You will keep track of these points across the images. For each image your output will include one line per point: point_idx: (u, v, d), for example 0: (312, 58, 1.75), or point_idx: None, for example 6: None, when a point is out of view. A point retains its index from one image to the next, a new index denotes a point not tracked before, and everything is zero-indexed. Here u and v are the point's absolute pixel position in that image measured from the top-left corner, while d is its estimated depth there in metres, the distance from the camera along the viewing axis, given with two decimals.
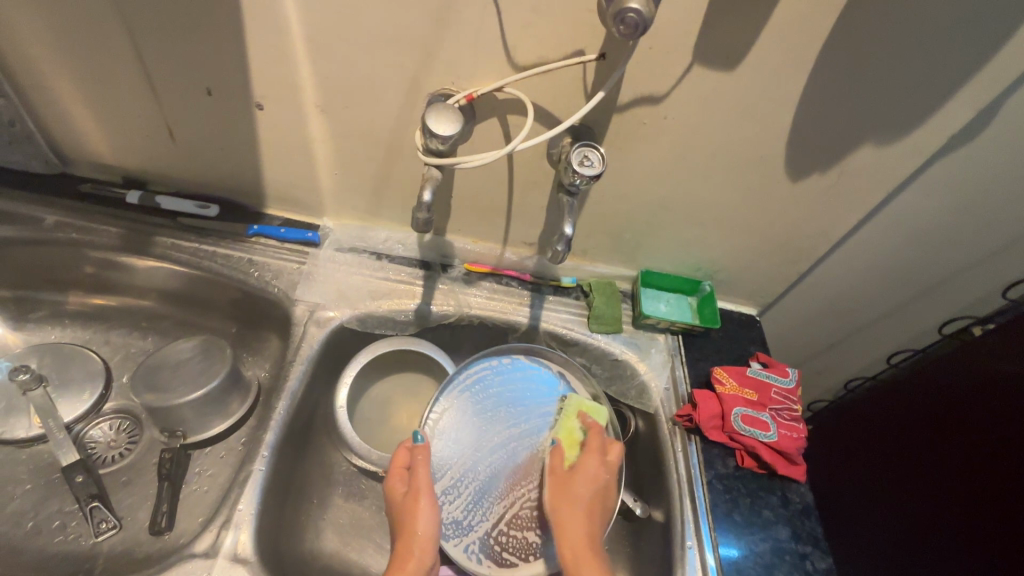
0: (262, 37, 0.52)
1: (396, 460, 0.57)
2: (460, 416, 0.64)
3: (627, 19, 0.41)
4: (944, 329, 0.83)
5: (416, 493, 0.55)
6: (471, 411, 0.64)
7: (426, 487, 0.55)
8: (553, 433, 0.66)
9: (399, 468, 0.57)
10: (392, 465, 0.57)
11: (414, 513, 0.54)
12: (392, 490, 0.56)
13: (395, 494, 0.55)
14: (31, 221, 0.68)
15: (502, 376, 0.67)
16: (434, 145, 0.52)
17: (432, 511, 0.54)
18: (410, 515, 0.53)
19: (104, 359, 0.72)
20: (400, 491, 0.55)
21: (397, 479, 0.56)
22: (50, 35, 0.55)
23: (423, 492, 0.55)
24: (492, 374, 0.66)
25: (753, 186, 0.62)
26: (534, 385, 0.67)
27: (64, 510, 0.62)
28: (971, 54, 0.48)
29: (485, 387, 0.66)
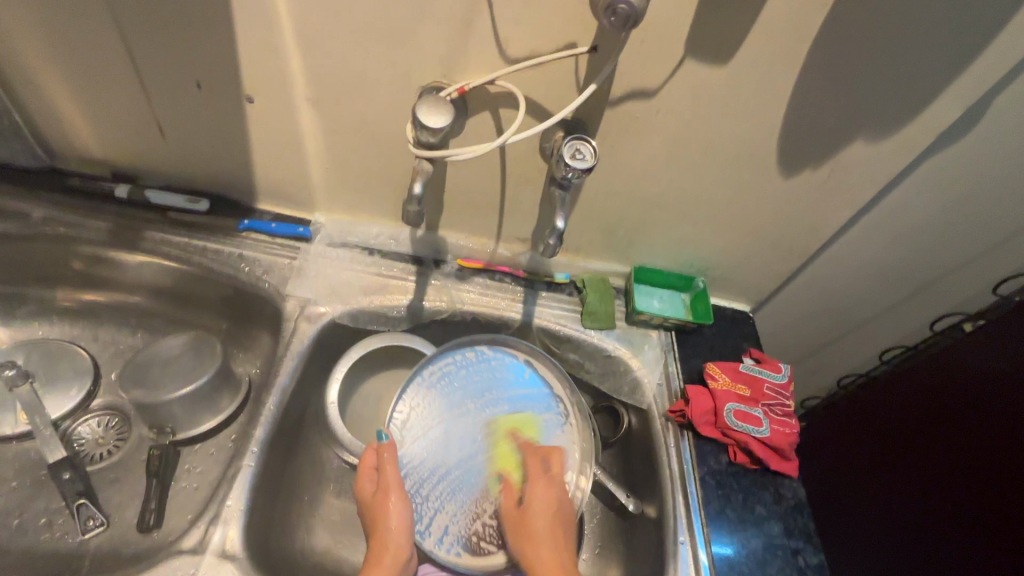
0: (251, 29, 0.52)
1: (363, 460, 0.58)
2: (425, 412, 0.62)
3: (618, 11, 0.41)
4: (935, 325, 0.83)
5: (387, 490, 0.56)
6: (437, 406, 0.63)
7: (394, 483, 0.56)
8: (521, 421, 0.64)
9: (368, 468, 0.57)
10: (360, 464, 0.58)
11: (385, 509, 0.55)
12: (359, 489, 0.57)
13: (365, 492, 0.56)
14: (18, 216, 0.67)
15: (466, 367, 0.65)
16: (425, 138, 0.51)
17: (403, 506, 0.55)
18: (381, 508, 0.55)
19: (93, 355, 0.72)
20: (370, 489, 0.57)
21: (367, 477, 0.57)
22: (36, 26, 0.54)
23: (392, 488, 0.56)
24: (455, 366, 0.65)
25: (745, 182, 0.62)
26: (501, 376, 0.65)
27: (51, 508, 0.61)
28: (961, 49, 0.49)
29: (449, 381, 0.64)
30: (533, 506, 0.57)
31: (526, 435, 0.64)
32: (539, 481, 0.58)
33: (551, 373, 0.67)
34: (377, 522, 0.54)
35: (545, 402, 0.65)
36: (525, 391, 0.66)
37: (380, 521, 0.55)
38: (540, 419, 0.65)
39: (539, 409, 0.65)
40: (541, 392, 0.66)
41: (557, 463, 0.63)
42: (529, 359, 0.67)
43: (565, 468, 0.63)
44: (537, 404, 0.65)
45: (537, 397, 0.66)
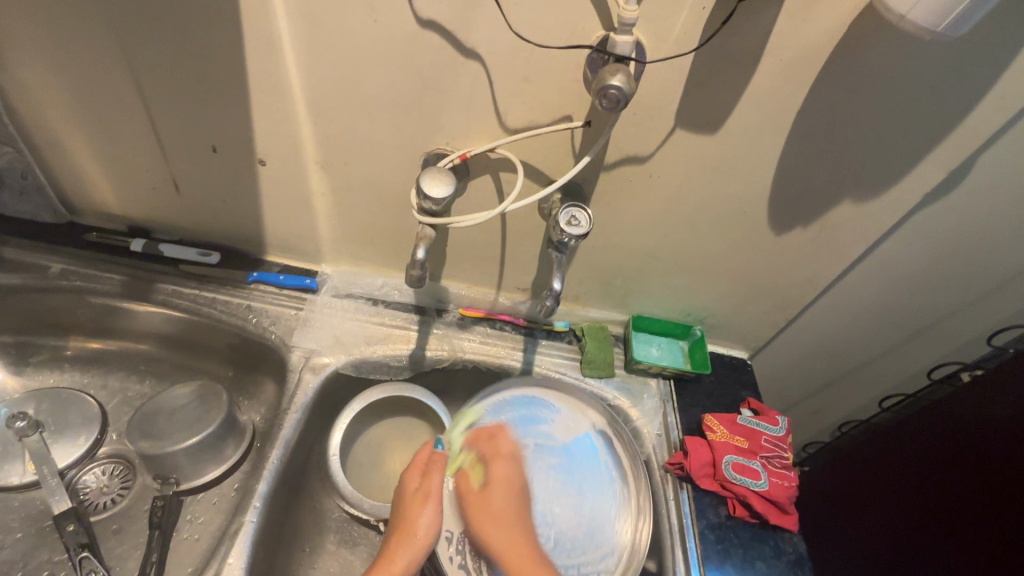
0: (267, 100, 0.55)
1: (418, 456, 0.62)
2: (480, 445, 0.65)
3: (609, 94, 0.44)
4: (932, 374, 0.84)
5: (424, 498, 0.59)
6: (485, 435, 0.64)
7: (438, 493, 0.59)
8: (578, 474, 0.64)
9: (419, 467, 0.61)
10: (412, 461, 0.62)
11: (416, 519, 0.58)
12: (405, 480, 0.60)
13: (410, 485, 0.60)
14: (36, 269, 0.69)
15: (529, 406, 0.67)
16: (428, 206, 0.54)
17: (435, 519, 0.58)
18: (414, 517, 0.58)
19: (101, 403, 0.73)
20: (414, 486, 0.60)
21: (415, 474, 0.61)
22: (68, 96, 0.58)
23: (430, 499, 0.59)
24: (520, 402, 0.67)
25: (738, 238, 0.64)
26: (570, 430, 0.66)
27: (55, 559, 0.62)
28: (936, 122, 0.51)
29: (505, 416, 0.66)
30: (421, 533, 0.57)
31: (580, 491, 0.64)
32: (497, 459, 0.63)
33: (615, 438, 0.67)
34: (405, 522, 0.58)
35: (607, 469, 0.65)
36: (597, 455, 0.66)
37: (406, 523, 0.58)
38: (598, 472, 0.65)
39: (603, 460, 0.66)
40: (603, 456, 0.66)
41: (611, 507, 0.63)
42: (592, 418, 0.68)
43: (620, 509, 0.63)
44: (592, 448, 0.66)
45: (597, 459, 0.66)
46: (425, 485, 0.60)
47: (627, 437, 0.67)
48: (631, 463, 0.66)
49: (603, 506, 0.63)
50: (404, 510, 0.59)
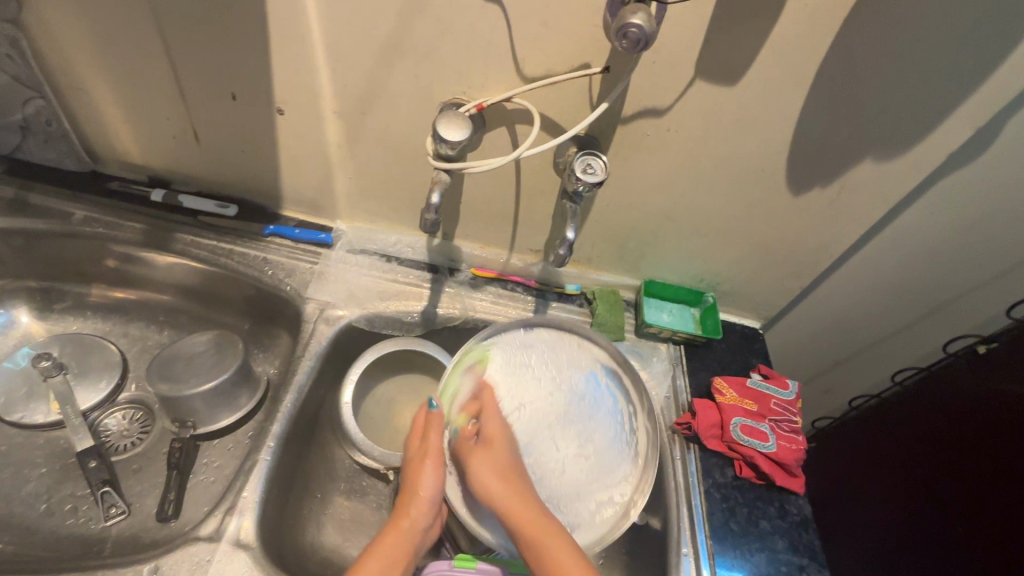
0: (286, 45, 0.55)
1: (415, 424, 0.60)
2: (510, 384, 0.64)
3: (629, 34, 0.43)
4: (948, 347, 0.81)
5: (427, 456, 0.57)
6: (505, 390, 0.63)
7: (437, 450, 0.57)
8: (586, 401, 0.64)
9: (418, 430, 0.60)
10: (410, 428, 0.61)
11: (420, 476, 0.56)
12: (408, 445, 0.59)
13: (410, 453, 0.59)
14: (61, 215, 0.71)
15: (533, 351, 0.65)
16: (444, 150, 0.54)
17: (437, 475, 0.57)
18: (414, 479, 0.56)
19: (122, 350, 0.75)
20: (417, 448, 0.59)
21: (414, 437, 0.60)
22: (91, 40, 0.59)
23: (430, 457, 0.57)
24: (543, 349, 0.66)
25: (755, 198, 0.63)
26: (581, 377, 0.65)
27: (77, 494, 0.64)
28: (966, 74, 0.50)
29: (516, 361, 0.65)
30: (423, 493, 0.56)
31: (586, 419, 0.63)
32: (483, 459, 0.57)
33: (625, 376, 0.66)
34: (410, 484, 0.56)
35: (611, 401, 0.65)
36: (606, 393, 0.65)
37: (410, 486, 0.56)
38: (602, 399, 0.64)
39: (608, 400, 0.65)
40: (608, 395, 0.65)
41: (620, 464, 0.62)
42: (592, 361, 0.66)
43: (628, 457, 0.63)
44: (606, 407, 0.64)
45: (602, 392, 0.65)
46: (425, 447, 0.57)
47: (635, 375, 0.66)
48: (642, 411, 0.64)
49: (614, 449, 0.62)
50: (408, 472, 0.57)
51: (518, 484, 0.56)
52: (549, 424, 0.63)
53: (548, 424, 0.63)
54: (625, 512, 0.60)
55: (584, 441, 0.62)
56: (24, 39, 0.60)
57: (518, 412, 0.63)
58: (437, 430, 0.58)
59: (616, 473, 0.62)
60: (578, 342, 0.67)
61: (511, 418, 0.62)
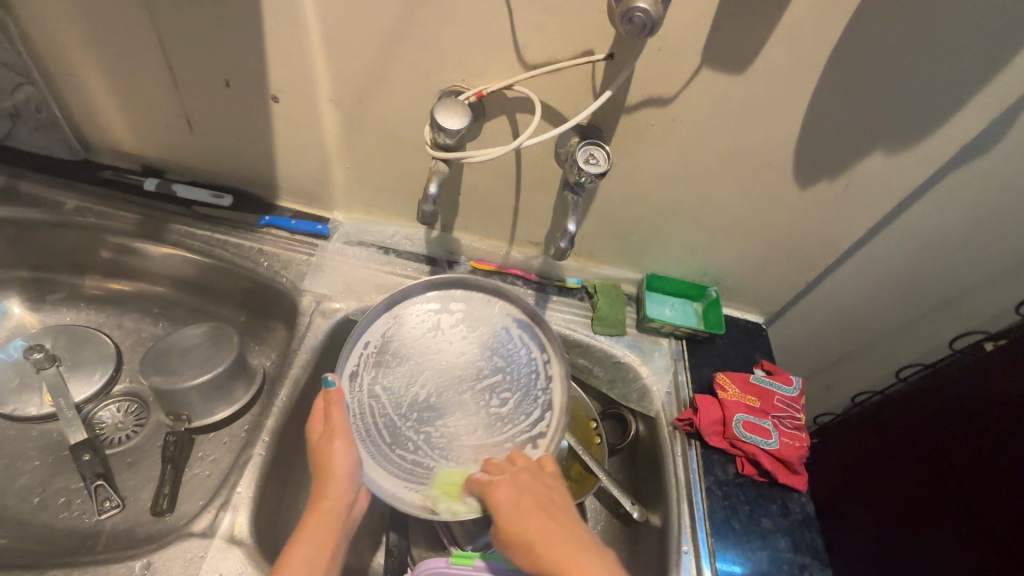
0: (280, 30, 0.54)
1: (314, 404, 0.54)
2: (422, 342, 0.62)
3: (635, 18, 0.42)
4: (954, 344, 0.80)
5: (331, 432, 0.52)
6: (410, 347, 0.61)
7: (342, 425, 0.52)
8: (500, 356, 0.62)
9: (319, 407, 0.54)
10: (314, 407, 0.55)
11: (329, 453, 0.51)
12: (311, 426, 0.54)
13: (313, 434, 0.53)
14: (53, 205, 0.70)
15: (447, 313, 0.63)
16: (443, 140, 0.53)
17: (351, 447, 0.52)
18: (325, 450, 0.51)
19: (117, 342, 0.74)
20: (320, 427, 0.53)
21: (318, 417, 0.54)
22: (80, 24, 0.57)
23: (339, 431, 0.52)
24: (428, 313, 0.63)
25: (761, 191, 0.62)
26: (494, 347, 0.62)
27: (70, 487, 0.63)
28: (983, 63, 0.48)
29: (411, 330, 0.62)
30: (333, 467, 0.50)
31: (500, 368, 0.61)
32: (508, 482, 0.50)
33: (540, 331, 0.63)
34: (320, 459, 0.51)
35: (510, 360, 0.62)
36: (523, 359, 0.62)
37: (323, 464, 0.51)
38: (504, 355, 0.62)
39: (522, 351, 0.63)
40: (517, 350, 0.63)
41: (532, 415, 0.59)
42: (490, 305, 0.65)
43: (535, 408, 0.60)
44: (513, 357, 0.62)
45: (511, 347, 0.63)
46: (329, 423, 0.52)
47: (550, 326, 0.63)
48: (558, 374, 0.62)
49: (524, 396, 0.60)
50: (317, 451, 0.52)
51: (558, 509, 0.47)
52: (461, 386, 0.60)
53: (442, 381, 0.60)
54: (520, 451, 0.57)
55: (496, 394, 0.60)
56: (11, 22, 0.59)
57: (409, 384, 0.60)
58: (338, 406, 0.53)
59: (526, 422, 0.59)
60: (464, 296, 0.65)
61: (421, 381, 0.60)
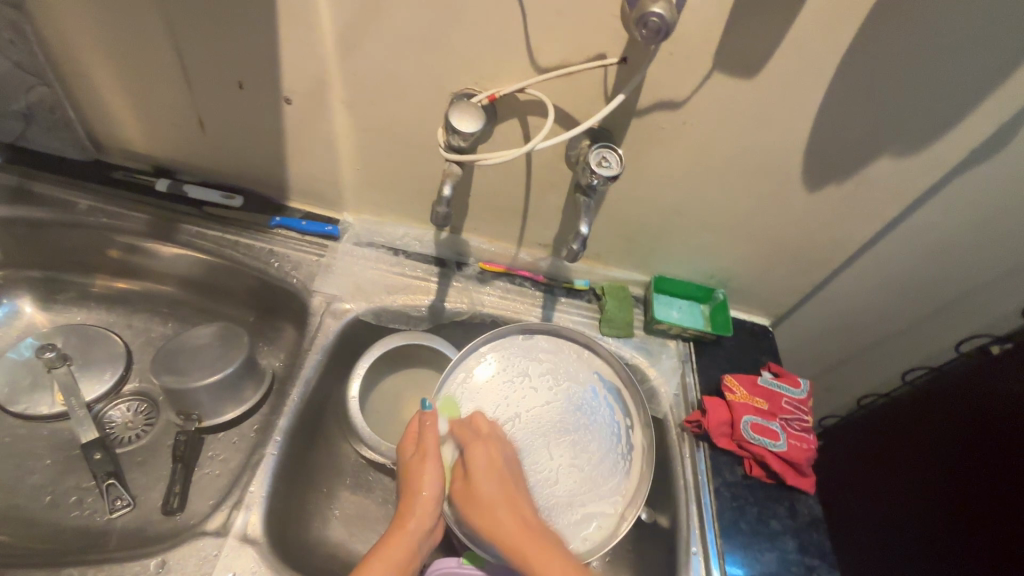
0: (294, 32, 0.54)
1: (408, 428, 0.58)
2: (500, 391, 0.62)
3: (650, 23, 0.42)
4: (960, 347, 0.81)
5: (423, 458, 0.55)
6: (499, 387, 0.62)
7: (434, 453, 0.55)
8: (581, 412, 0.63)
9: (412, 437, 0.58)
10: (404, 432, 0.58)
11: (418, 477, 0.54)
12: (403, 450, 0.57)
13: (405, 457, 0.57)
14: (65, 205, 0.70)
15: (535, 360, 0.64)
16: (456, 142, 0.53)
17: (437, 479, 0.54)
18: (415, 478, 0.54)
19: (126, 342, 0.74)
20: (410, 454, 0.56)
21: (408, 447, 0.57)
22: (95, 26, 0.58)
23: (428, 457, 0.55)
24: (519, 348, 0.65)
25: (770, 194, 0.62)
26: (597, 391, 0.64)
27: (81, 486, 0.63)
28: (993, 68, 0.49)
29: (515, 367, 0.64)
30: (420, 497, 0.53)
31: (584, 428, 0.62)
32: (477, 445, 0.55)
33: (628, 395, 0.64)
34: (408, 488, 0.54)
35: (610, 411, 0.63)
36: (615, 419, 0.63)
37: (410, 489, 0.54)
38: (597, 416, 0.63)
39: (605, 411, 0.63)
40: (602, 398, 0.64)
41: (613, 481, 0.60)
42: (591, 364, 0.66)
43: (617, 477, 0.60)
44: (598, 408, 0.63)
45: (597, 403, 0.64)
46: (420, 446, 0.56)
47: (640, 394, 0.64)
48: (646, 444, 0.62)
49: (608, 466, 0.61)
50: (406, 478, 0.55)
51: (511, 487, 0.54)
52: (552, 434, 0.61)
53: (572, 419, 0.62)
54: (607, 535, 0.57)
55: (575, 453, 0.61)
56: (26, 23, 0.59)
57: (515, 415, 0.61)
58: (433, 430, 0.56)
59: (607, 487, 0.60)
60: (583, 353, 0.66)
61: (504, 420, 0.61)
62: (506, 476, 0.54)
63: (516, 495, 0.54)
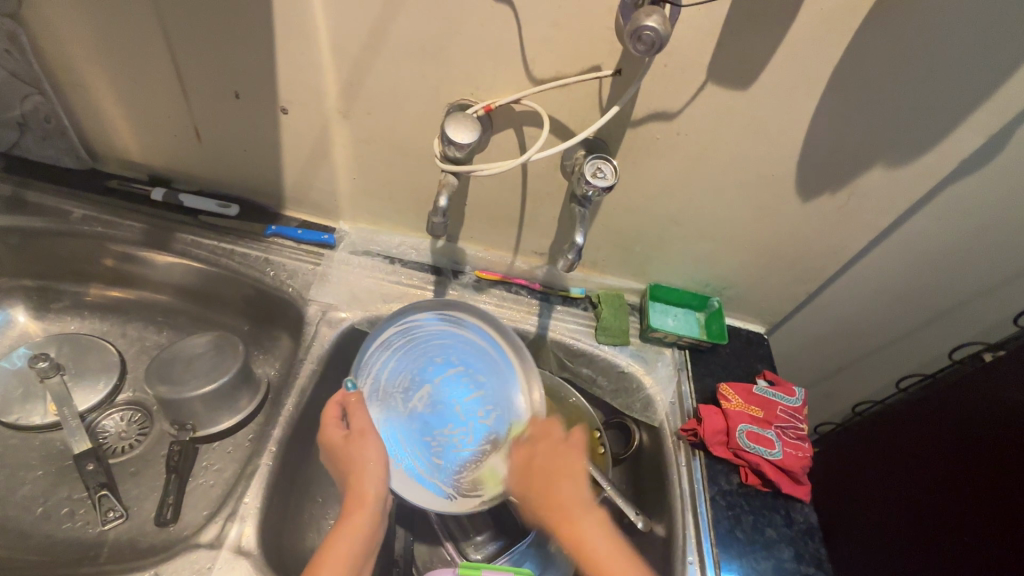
0: (291, 43, 0.54)
1: (328, 412, 0.57)
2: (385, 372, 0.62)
3: (644, 36, 0.43)
4: (953, 354, 0.82)
5: (360, 433, 0.56)
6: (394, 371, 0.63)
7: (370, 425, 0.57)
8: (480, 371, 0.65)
9: (334, 415, 0.57)
10: (325, 412, 0.57)
11: (361, 451, 0.55)
12: (327, 433, 0.56)
13: (334, 440, 0.56)
14: (59, 214, 0.70)
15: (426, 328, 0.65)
16: (452, 153, 0.53)
17: (381, 449, 0.56)
18: (359, 454, 0.55)
19: (120, 350, 0.74)
20: (338, 433, 0.56)
21: (333, 421, 0.57)
22: (92, 36, 0.58)
23: (369, 433, 0.56)
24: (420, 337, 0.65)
25: (764, 203, 0.63)
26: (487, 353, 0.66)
27: (73, 497, 0.63)
28: (982, 80, 0.49)
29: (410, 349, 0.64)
30: (370, 468, 0.55)
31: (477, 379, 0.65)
32: (560, 476, 0.58)
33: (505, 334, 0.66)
34: (354, 467, 0.55)
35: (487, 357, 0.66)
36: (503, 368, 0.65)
37: (354, 463, 0.55)
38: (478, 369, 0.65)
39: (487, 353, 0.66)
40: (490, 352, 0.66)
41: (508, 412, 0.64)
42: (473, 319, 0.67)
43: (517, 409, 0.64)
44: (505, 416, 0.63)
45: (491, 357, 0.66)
46: (353, 425, 0.56)
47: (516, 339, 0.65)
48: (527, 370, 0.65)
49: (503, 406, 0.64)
50: (343, 456, 0.55)
51: (584, 514, 0.56)
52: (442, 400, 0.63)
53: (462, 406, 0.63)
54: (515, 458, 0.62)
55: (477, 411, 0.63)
56: (23, 34, 0.59)
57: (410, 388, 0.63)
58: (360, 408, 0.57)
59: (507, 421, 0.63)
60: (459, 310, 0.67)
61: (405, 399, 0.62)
62: (541, 465, 0.59)
63: (585, 519, 0.55)
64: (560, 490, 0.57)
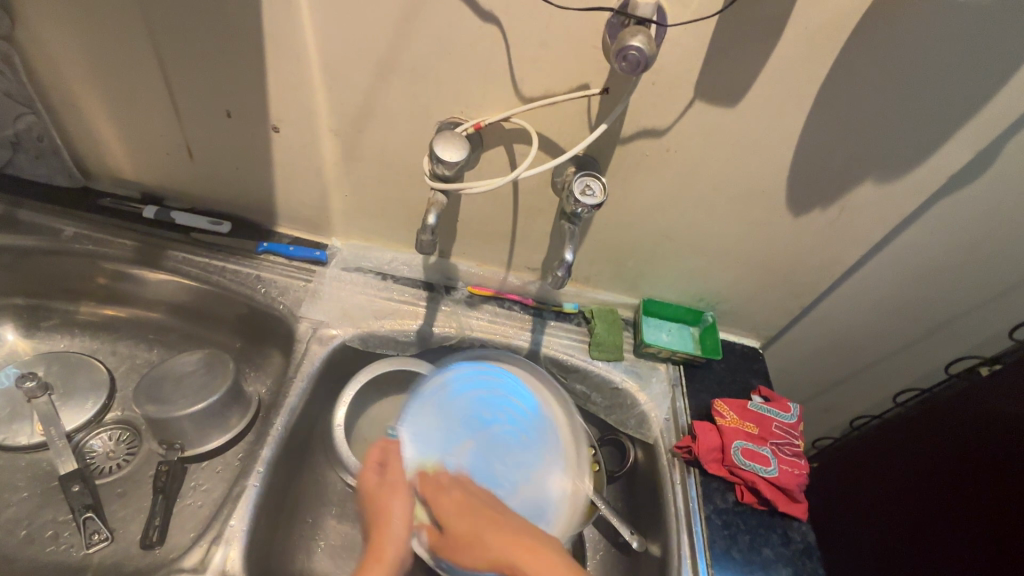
0: (282, 64, 0.55)
1: (370, 453, 0.55)
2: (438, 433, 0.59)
3: (630, 56, 0.43)
4: (949, 369, 0.82)
5: (393, 487, 0.52)
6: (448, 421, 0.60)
7: (404, 480, 0.53)
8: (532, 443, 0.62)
9: (375, 462, 0.55)
10: (365, 457, 0.55)
11: (389, 507, 0.51)
12: (365, 478, 0.53)
13: (370, 484, 0.53)
14: (51, 232, 0.70)
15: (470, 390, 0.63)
16: (441, 171, 0.53)
17: (409, 502, 0.52)
18: (385, 505, 0.51)
19: (110, 369, 0.73)
20: (375, 481, 0.53)
21: (372, 472, 0.54)
22: (85, 56, 0.58)
23: (399, 487, 0.52)
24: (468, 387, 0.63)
25: (755, 219, 0.63)
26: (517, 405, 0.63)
27: (58, 520, 0.62)
28: (967, 97, 0.50)
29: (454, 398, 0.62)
30: (394, 525, 0.50)
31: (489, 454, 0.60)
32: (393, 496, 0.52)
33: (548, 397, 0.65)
34: (378, 520, 0.50)
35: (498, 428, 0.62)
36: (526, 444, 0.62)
37: (379, 519, 0.51)
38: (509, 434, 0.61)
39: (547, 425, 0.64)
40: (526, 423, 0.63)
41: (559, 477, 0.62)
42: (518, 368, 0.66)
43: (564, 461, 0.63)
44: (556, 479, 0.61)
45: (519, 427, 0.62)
46: (389, 475, 0.53)
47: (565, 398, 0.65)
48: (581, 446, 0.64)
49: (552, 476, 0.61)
50: (374, 506, 0.52)
51: (483, 534, 0.49)
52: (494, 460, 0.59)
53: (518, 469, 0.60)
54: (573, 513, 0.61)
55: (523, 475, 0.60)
56: (16, 54, 0.60)
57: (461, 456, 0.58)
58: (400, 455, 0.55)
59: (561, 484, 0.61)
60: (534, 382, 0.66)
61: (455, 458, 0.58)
62: (467, 509, 0.52)
63: (535, 546, 0.48)
64: (460, 526, 0.51)
